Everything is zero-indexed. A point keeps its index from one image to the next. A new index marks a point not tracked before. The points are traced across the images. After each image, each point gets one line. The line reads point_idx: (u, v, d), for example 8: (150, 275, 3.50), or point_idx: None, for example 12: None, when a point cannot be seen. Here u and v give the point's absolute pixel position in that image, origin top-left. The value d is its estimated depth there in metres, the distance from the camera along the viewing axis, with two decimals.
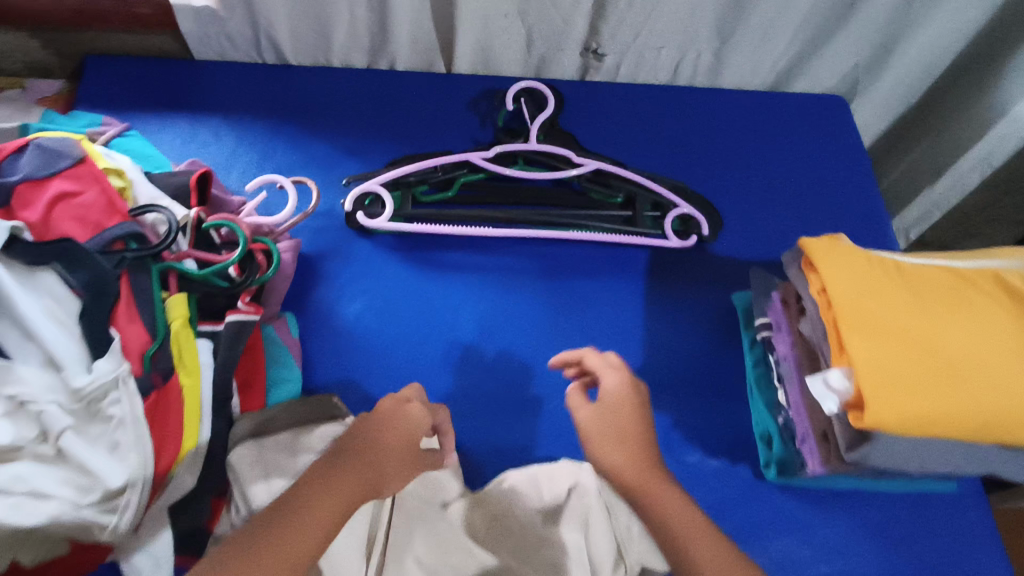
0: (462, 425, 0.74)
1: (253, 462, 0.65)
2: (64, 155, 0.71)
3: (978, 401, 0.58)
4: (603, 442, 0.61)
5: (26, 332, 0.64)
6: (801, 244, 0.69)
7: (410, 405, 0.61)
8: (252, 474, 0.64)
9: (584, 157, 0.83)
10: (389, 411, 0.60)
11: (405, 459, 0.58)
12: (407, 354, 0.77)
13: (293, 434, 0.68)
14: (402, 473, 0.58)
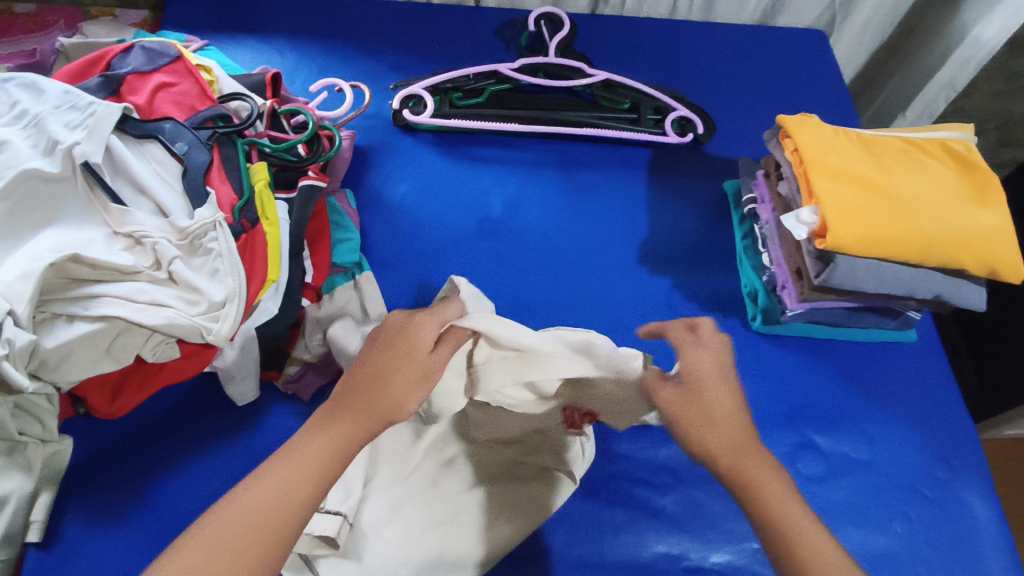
0: (494, 281, 0.87)
1: (321, 317, 0.81)
2: (164, 54, 0.87)
3: (924, 228, 0.71)
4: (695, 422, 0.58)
5: (138, 188, 0.78)
6: (778, 119, 0.82)
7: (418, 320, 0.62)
8: (319, 327, 0.80)
9: (595, 69, 0.98)
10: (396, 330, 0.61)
11: (407, 383, 0.58)
12: (447, 226, 0.91)
13: (356, 299, 0.82)
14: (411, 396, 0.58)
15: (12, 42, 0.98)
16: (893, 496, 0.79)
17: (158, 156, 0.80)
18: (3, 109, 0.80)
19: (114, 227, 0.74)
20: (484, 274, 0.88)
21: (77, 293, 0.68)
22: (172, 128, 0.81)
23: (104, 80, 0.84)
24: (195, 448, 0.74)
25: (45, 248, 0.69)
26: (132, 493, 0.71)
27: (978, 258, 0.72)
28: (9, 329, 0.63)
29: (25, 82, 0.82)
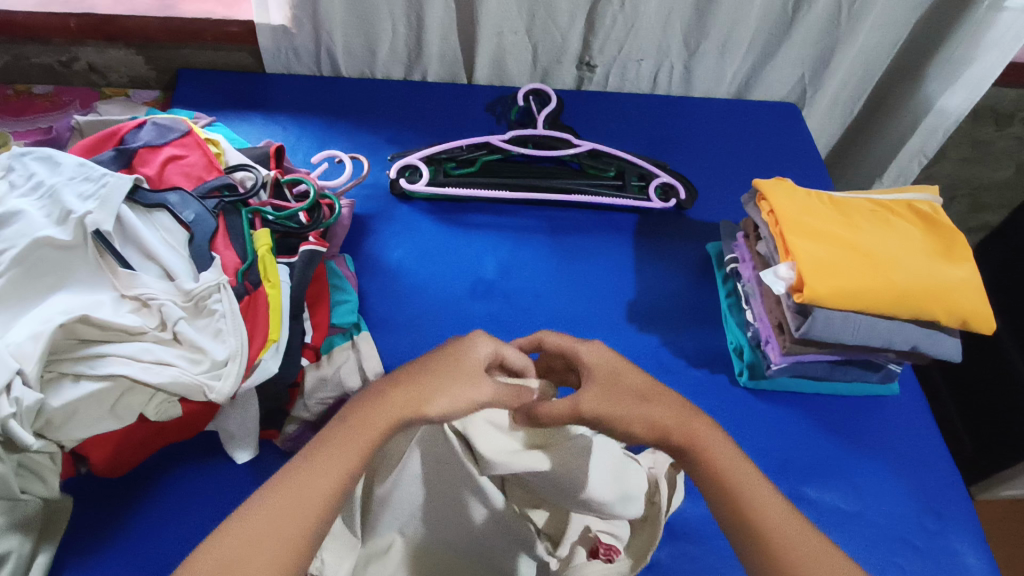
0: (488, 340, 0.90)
1: (321, 381, 0.83)
2: (174, 129, 0.93)
3: (896, 283, 0.75)
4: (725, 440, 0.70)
5: (146, 254, 0.81)
6: (754, 184, 0.87)
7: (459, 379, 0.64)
8: (317, 389, 0.82)
9: (581, 140, 1.04)
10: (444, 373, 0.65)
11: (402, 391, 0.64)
12: (442, 290, 0.94)
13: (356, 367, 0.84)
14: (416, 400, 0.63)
15: (29, 120, 1.04)
16: (885, 548, 0.80)
17: (167, 224, 0.84)
18: (20, 181, 0.84)
19: (122, 290, 0.77)
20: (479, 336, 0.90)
21: (85, 353, 0.71)
22: (181, 198, 0.86)
23: (117, 153, 0.89)
24: (194, 505, 0.75)
25: (54, 310, 0.72)
26: (129, 553, 0.72)
27: (949, 310, 0.76)
28: (18, 388, 0.65)
29: (42, 156, 0.86)
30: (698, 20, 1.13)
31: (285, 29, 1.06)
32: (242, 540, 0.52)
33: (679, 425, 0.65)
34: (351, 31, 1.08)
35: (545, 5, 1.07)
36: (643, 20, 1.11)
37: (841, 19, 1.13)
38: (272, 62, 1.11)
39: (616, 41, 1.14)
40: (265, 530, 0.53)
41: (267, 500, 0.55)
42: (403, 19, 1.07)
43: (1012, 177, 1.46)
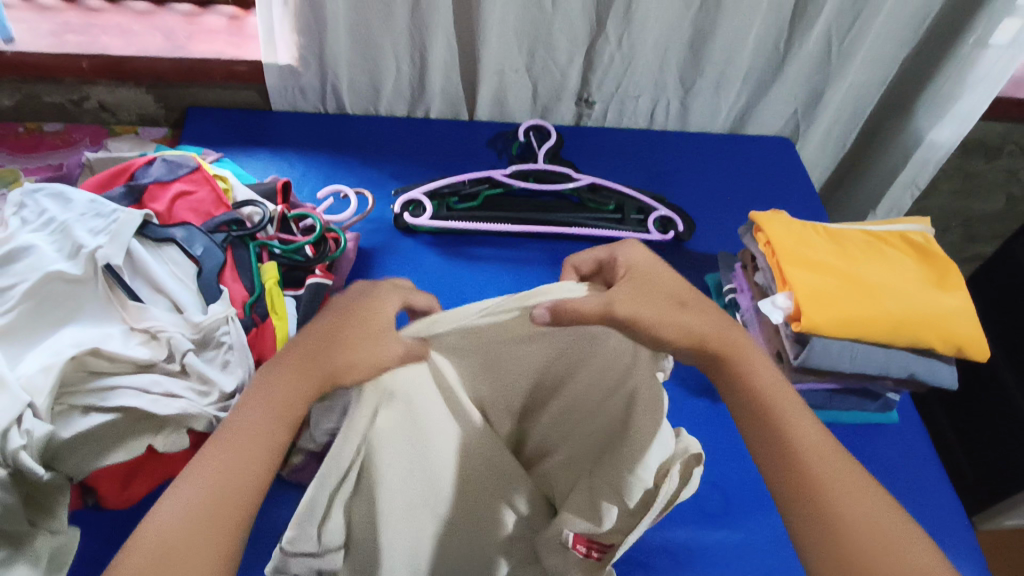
0: None
1: None
2: (183, 166, 0.95)
3: (891, 312, 0.77)
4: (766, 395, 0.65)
5: (154, 287, 0.82)
6: (750, 216, 0.89)
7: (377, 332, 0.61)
8: None
9: (581, 175, 1.07)
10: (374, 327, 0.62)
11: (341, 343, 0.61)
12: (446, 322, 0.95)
13: None
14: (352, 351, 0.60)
15: (40, 158, 1.06)
16: None
17: (175, 257, 0.85)
18: (32, 218, 0.86)
19: (131, 323, 0.78)
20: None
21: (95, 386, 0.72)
22: (189, 232, 0.88)
23: (127, 190, 0.91)
24: None
25: (64, 342, 0.73)
26: None
27: (944, 338, 0.77)
28: (29, 420, 0.66)
29: (53, 193, 0.88)
30: (693, 58, 1.16)
31: (292, 69, 1.09)
32: (188, 505, 0.53)
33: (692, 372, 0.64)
34: (356, 70, 1.11)
35: (545, 44, 1.11)
36: (640, 58, 1.14)
37: (832, 57, 1.17)
38: (278, 100, 1.13)
39: (614, 79, 1.17)
40: (192, 498, 0.54)
41: (199, 464, 0.56)
42: (407, 58, 1.10)
43: (1002, 208, 1.50)
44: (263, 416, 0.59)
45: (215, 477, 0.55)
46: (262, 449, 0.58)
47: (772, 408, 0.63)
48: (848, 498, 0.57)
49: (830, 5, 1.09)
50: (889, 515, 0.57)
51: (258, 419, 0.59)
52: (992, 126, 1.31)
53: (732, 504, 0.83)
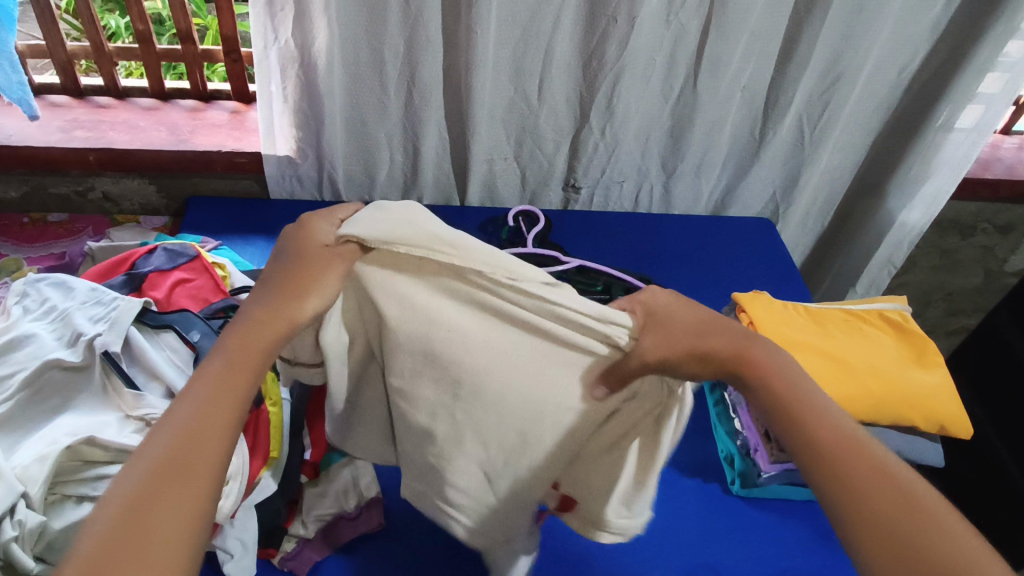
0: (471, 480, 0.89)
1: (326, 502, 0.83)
2: (183, 254, 0.98)
3: (875, 389, 0.79)
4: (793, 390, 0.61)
5: (152, 374, 0.83)
6: (733, 297, 0.92)
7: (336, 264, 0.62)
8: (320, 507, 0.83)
9: (569, 257, 1.10)
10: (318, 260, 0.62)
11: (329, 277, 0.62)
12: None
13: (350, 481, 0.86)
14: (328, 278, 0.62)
15: (43, 247, 1.09)
16: None
17: (173, 344, 0.87)
18: (33, 306, 0.88)
19: (127, 410, 0.79)
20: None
21: (89, 474, 0.73)
22: (186, 318, 0.90)
23: (127, 278, 0.94)
24: None
25: (60, 431, 0.74)
26: None
27: (925, 416, 0.80)
28: (22, 510, 0.66)
29: (55, 282, 0.91)
30: (674, 144, 1.22)
31: (290, 159, 1.13)
32: (150, 470, 0.49)
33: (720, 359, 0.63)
34: (352, 160, 1.16)
35: (532, 135, 1.16)
36: (624, 146, 1.20)
37: (805, 143, 1.23)
38: (277, 189, 1.18)
39: (598, 165, 1.23)
40: (141, 487, 0.48)
41: (147, 451, 0.50)
42: (400, 148, 1.15)
43: (982, 282, 1.54)
44: (210, 393, 0.54)
45: (170, 465, 0.50)
46: (210, 431, 0.52)
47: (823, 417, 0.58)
48: (909, 531, 0.50)
49: (800, 94, 1.15)
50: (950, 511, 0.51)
51: (200, 410, 0.53)
52: (963, 205, 1.36)
53: None
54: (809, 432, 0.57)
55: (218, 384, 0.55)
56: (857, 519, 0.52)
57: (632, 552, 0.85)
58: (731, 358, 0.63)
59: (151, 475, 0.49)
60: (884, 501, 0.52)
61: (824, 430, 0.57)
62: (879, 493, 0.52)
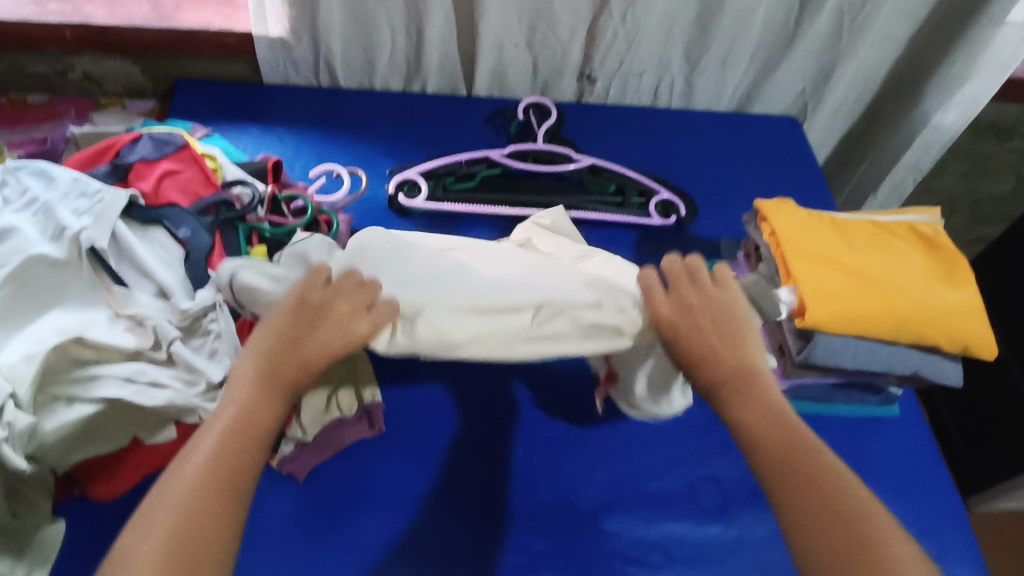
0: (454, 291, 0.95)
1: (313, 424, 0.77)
2: (170, 142, 0.91)
3: (899, 305, 0.75)
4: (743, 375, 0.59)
5: (141, 272, 0.80)
6: (755, 206, 0.86)
7: (338, 299, 0.63)
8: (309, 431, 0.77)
9: (580, 156, 1.05)
10: (323, 302, 0.62)
11: (331, 339, 0.61)
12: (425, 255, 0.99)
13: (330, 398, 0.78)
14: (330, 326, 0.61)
15: (23, 131, 1.03)
16: None
17: (162, 240, 0.83)
18: (14, 197, 0.83)
19: (117, 309, 0.76)
20: None
21: (80, 375, 0.71)
22: (176, 213, 0.85)
23: (112, 168, 0.88)
24: None
25: (48, 329, 0.72)
26: None
27: (950, 336, 0.76)
28: (11, 410, 0.64)
29: (36, 171, 0.85)
30: (699, 33, 1.12)
31: (283, 41, 1.05)
32: (185, 476, 0.51)
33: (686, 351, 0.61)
34: (349, 42, 1.07)
35: (546, 20, 1.07)
36: (645, 33, 1.10)
37: (843, 34, 1.13)
38: (270, 74, 1.10)
39: (616, 54, 1.14)
40: (173, 514, 0.49)
41: (179, 467, 0.52)
42: (402, 31, 1.06)
43: (1011, 190, 1.47)
44: (236, 389, 0.57)
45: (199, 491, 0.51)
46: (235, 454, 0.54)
47: (774, 412, 0.57)
48: (834, 518, 0.50)
49: None
50: (861, 495, 0.52)
51: (238, 404, 0.56)
52: (1003, 108, 1.27)
53: (730, 498, 0.83)
54: (768, 443, 0.55)
55: (238, 378, 0.59)
56: (793, 504, 0.52)
57: (633, 462, 0.84)
58: (727, 376, 0.59)
59: (190, 477, 0.51)
60: (838, 527, 0.50)
61: (762, 413, 0.57)
62: (812, 484, 0.52)
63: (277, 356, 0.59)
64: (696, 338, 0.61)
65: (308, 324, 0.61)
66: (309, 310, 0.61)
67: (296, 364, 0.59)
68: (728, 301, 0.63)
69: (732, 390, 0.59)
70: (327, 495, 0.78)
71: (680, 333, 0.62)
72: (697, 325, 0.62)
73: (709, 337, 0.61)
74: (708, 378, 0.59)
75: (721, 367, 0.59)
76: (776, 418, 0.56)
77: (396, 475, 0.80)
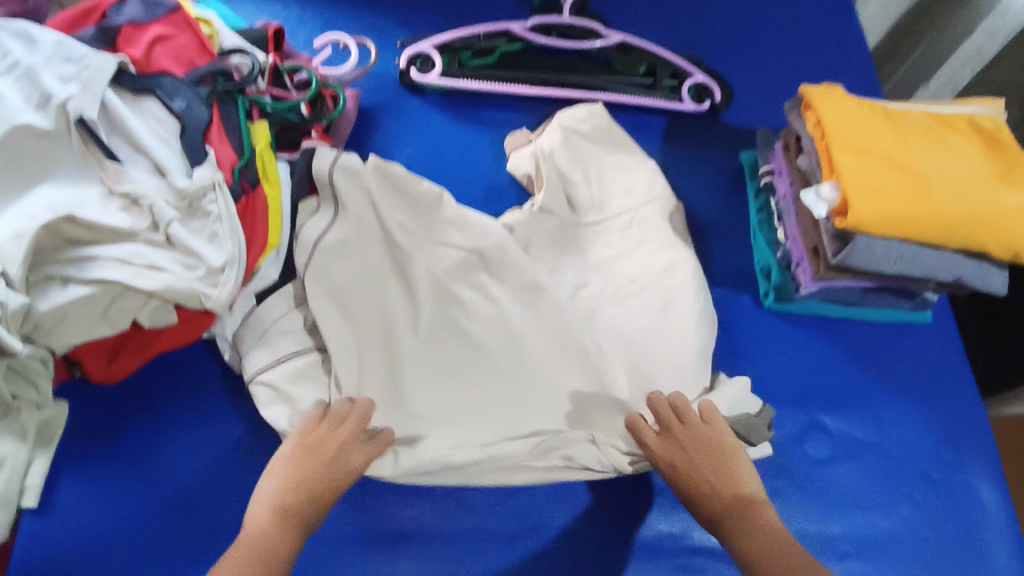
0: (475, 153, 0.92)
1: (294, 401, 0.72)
2: (161, 3, 0.83)
3: (951, 206, 0.69)
4: (748, 519, 0.66)
5: (135, 146, 0.74)
6: (801, 92, 0.79)
7: (354, 448, 0.68)
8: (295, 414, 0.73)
9: (610, 31, 0.95)
10: (331, 440, 0.67)
11: (340, 474, 0.66)
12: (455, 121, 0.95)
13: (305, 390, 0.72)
14: (346, 466, 0.67)
15: None
16: (898, 478, 0.81)
17: (156, 113, 0.77)
18: None
19: (110, 186, 0.71)
20: (476, 149, 0.94)
21: (74, 255, 0.67)
22: (171, 81, 0.78)
23: (99, 31, 0.80)
24: (203, 412, 0.74)
25: (39, 205, 0.67)
26: (141, 467, 0.71)
27: (1003, 242, 0.70)
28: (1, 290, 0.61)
29: (17, 31, 0.76)
30: None
31: None
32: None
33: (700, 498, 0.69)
34: None
35: None
36: None
37: None
38: None
39: None
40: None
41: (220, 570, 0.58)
42: None
43: None
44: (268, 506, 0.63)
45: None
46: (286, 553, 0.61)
47: (781, 558, 0.63)
48: None
49: None
50: None
51: (270, 527, 0.62)
52: None
53: None
54: (750, 546, 0.65)
55: (277, 492, 0.64)
56: None
57: None
58: (721, 505, 0.68)
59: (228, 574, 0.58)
60: None
61: (763, 544, 0.64)
62: None
63: (302, 471, 0.65)
64: (701, 475, 0.70)
65: (327, 427, 0.68)
66: (319, 456, 0.66)
67: (319, 474, 0.65)
68: (715, 437, 0.72)
69: (741, 534, 0.66)
70: (318, 546, 0.72)
71: (690, 478, 0.70)
72: (694, 458, 0.71)
73: (705, 468, 0.70)
74: (700, 500, 0.70)
75: (715, 501, 0.69)
76: (760, 529, 0.66)
77: (378, 502, 0.75)
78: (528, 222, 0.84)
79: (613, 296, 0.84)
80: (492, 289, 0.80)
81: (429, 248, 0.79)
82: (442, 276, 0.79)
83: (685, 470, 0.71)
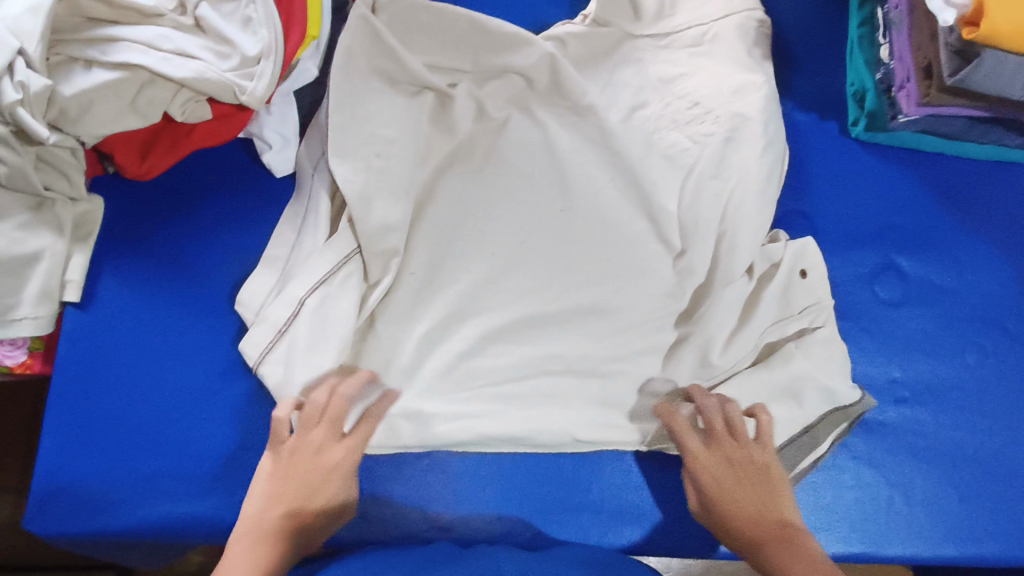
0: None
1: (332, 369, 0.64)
2: None
3: None
4: (776, 551, 0.55)
5: None
6: None
7: (331, 444, 0.59)
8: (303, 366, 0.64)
9: None
10: (303, 437, 0.58)
11: (319, 477, 0.57)
12: None
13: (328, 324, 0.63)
14: (323, 467, 0.58)
15: None
16: (969, 325, 0.76)
17: None
18: None
19: None
20: None
21: (94, 36, 0.60)
22: None
23: None
24: (241, 217, 0.71)
25: None
26: (178, 269, 0.68)
27: None
28: (21, 72, 0.56)
29: None
30: None
31: None
32: None
33: (738, 525, 0.58)
34: None
35: None
36: None
37: None
38: None
39: None
40: None
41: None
42: None
43: None
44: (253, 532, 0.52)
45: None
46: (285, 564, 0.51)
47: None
48: None
49: None
50: None
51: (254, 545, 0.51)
52: None
53: (815, 235, 0.77)
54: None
55: (265, 509, 0.54)
56: None
57: None
58: (765, 531, 0.57)
59: None
60: None
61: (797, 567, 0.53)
62: None
63: (285, 479, 0.56)
64: (743, 498, 0.60)
65: (302, 431, 0.59)
66: (295, 461, 0.57)
67: (305, 480, 0.56)
68: (766, 461, 0.62)
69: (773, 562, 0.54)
70: None
71: (731, 502, 0.60)
72: (730, 482, 0.61)
73: (737, 493, 0.60)
74: (740, 522, 0.59)
75: (756, 524, 0.58)
76: (812, 555, 0.54)
77: None
78: (583, 35, 0.75)
79: (674, 119, 0.74)
80: (545, 102, 0.71)
81: (478, 63, 0.70)
82: (484, 94, 0.70)
83: (721, 491, 0.61)
